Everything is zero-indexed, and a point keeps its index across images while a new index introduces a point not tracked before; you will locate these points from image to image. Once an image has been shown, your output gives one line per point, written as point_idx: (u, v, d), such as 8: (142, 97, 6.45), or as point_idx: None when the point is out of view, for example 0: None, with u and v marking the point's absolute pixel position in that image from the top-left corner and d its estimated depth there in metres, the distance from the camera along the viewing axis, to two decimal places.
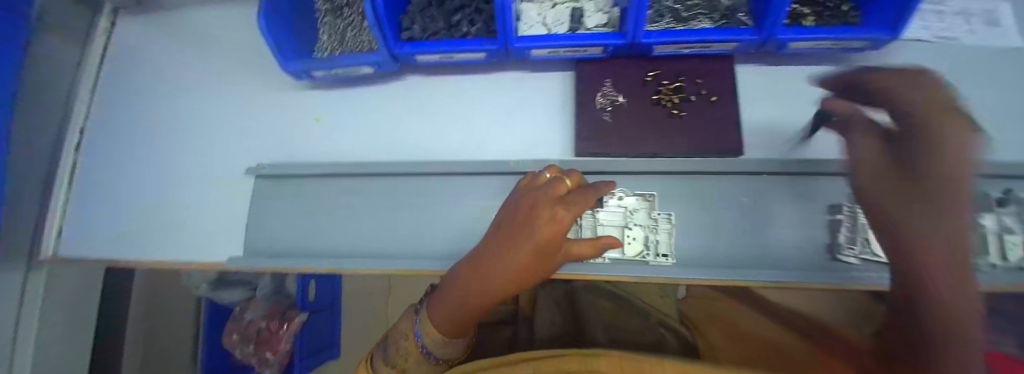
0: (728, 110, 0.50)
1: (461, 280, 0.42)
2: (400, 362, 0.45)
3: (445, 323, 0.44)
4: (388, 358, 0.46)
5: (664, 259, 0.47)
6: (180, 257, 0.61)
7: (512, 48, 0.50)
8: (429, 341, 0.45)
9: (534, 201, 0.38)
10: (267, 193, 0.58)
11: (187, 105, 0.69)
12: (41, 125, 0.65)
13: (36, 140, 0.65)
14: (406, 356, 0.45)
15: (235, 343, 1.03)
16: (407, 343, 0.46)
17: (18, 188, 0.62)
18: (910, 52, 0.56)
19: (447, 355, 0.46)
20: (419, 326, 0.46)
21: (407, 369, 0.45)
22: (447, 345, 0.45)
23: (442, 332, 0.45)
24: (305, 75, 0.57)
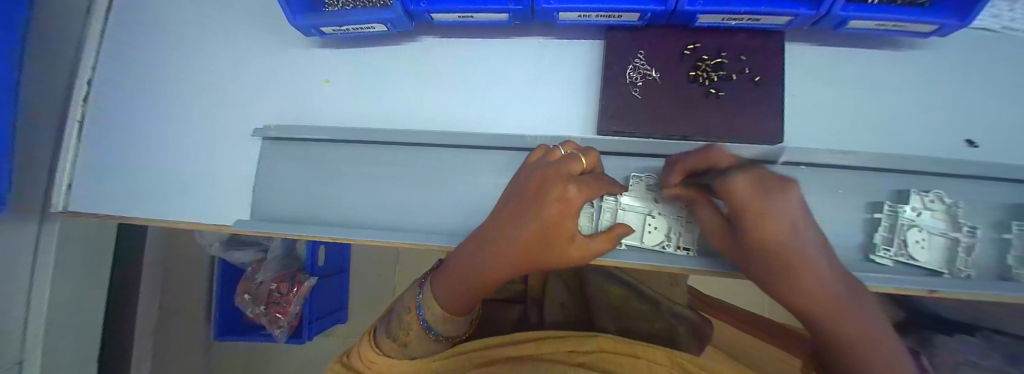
0: (771, 93, 0.46)
1: (464, 257, 0.41)
2: (401, 335, 0.46)
3: (447, 301, 0.43)
4: (391, 331, 0.47)
5: (685, 252, 0.43)
6: (186, 217, 0.61)
7: (539, 9, 0.46)
8: (433, 316, 0.45)
9: (545, 176, 0.35)
10: (275, 156, 0.56)
11: (193, 57, 0.66)
12: (52, 72, 0.63)
13: (47, 90, 0.62)
14: (407, 330, 0.46)
15: (246, 303, 1.05)
16: (410, 318, 0.46)
17: (30, 141, 0.61)
18: (977, 40, 0.50)
19: (450, 330, 0.47)
20: (422, 307, 0.45)
21: (408, 341, 0.46)
22: (450, 322, 0.45)
23: (443, 307, 0.44)
24: (313, 32, 0.53)
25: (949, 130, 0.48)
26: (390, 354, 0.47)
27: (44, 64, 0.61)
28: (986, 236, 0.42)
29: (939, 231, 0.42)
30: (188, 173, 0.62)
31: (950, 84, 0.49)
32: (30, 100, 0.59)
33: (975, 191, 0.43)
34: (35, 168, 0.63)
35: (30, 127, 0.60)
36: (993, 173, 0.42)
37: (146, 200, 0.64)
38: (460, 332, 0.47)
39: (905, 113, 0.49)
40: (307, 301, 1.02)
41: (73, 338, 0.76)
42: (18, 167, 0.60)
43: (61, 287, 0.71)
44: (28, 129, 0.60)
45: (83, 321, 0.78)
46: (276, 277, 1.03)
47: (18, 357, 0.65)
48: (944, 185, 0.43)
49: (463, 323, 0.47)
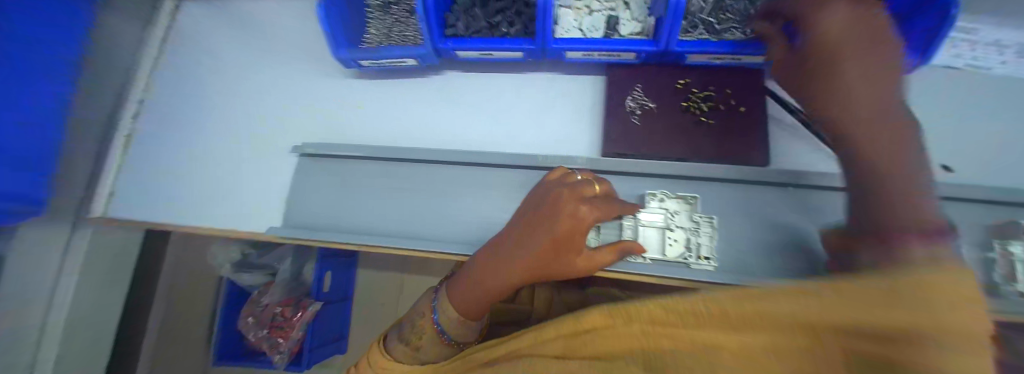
0: (756, 122, 0.51)
1: (479, 265, 0.44)
2: (414, 340, 0.48)
3: (463, 305, 0.46)
4: (404, 336, 0.49)
5: (707, 261, 0.46)
6: (216, 224, 0.66)
7: (548, 48, 0.54)
8: (449, 319, 0.47)
9: (558, 196, 0.40)
10: (308, 169, 0.62)
11: (238, 83, 0.75)
12: (98, 89, 0.71)
13: (93, 104, 0.70)
14: (419, 334, 0.48)
15: (250, 327, 1.07)
16: (423, 323, 0.48)
17: (70, 150, 0.67)
18: (936, 77, 0.57)
19: (463, 333, 0.47)
20: (438, 311, 0.48)
21: (420, 346, 0.47)
22: (462, 325, 0.47)
23: (458, 313, 0.47)
24: (353, 64, 0.61)
25: None
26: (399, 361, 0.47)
27: (91, 83, 0.68)
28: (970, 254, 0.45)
29: None
30: (222, 182, 0.68)
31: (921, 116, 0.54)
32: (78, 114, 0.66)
33: (952, 212, 0.46)
34: (75, 173, 0.69)
35: (74, 135, 0.67)
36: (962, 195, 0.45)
37: (179, 204, 0.70)
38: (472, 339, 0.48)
39: None
40: (310, 328, 1.02)
41: (86, 342, 0.79)
42: (62, 173, 0.66)
43: (82, 288, 0.75)
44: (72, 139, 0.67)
45: (97, 326, 0.81)
46: (282, 301, 1.05)
47: (31, 361, 0.69)
48: None
49: (474, 330, 0.49)
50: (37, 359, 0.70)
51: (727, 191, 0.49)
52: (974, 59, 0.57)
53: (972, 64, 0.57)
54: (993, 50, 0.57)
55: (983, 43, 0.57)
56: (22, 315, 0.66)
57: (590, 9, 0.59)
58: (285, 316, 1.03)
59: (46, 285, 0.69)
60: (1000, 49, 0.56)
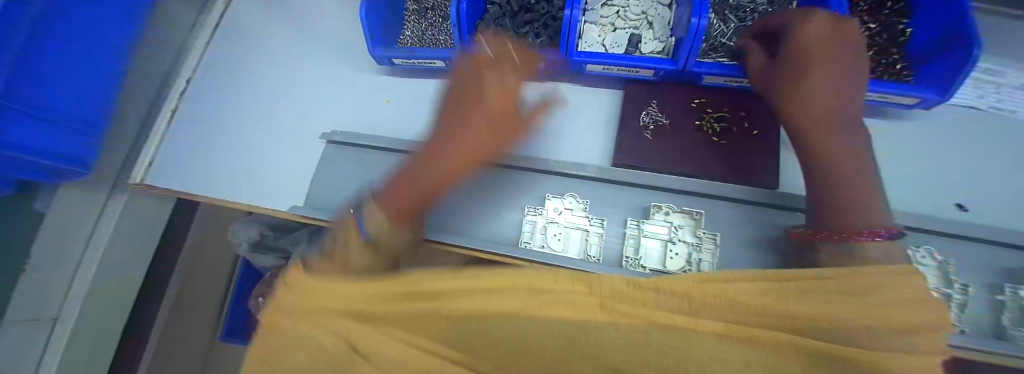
0: (768, 145, 0.53)
1: (415, 167, 0.49)
2: (335, 251, 0.41)
3: (388, 202, 0.46)
4: (327, 252, 0.42)
5: None
6: (241, 199, 0.70)
7: (571, 60, 0.57)
8: (377, 223, 0.44)
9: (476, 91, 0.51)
10: (333, 155, 0.66)
11: (277, 71, 0.80)
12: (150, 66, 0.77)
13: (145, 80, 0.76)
14: (340, 244, 0.42)
15: (259, 307, 1.10)
16: (349, 229, 0.44)
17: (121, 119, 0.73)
18: (958, 116, 0.57)
19: (391, 240, 0.45)
20: (362, 221, 0.44)
21: (341, 254, 0.41)
22: (389, 231, 0.45)
23: (387, 213, 0.46)
24: (386, 61, 0.65)
25: (940, 194, 0.51)
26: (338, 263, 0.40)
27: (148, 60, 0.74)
28: (982, 296, 0.44)
29: (934, 286, 0.44)
30: (256, 163, 0.72)
31: (940, 154, 0.54)
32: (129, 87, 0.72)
33: (966, 252, 0.46)
34: (117, 140, 0.74)
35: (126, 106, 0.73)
36: (977, 235, 0.45)
37: (214, 180, 0.74)
38: (400, 252, 0.46)
39: (902, 175, 0.53)
40: None
41: (107, 300, 0.83)
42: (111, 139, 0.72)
43: (112, 248, 0.80)
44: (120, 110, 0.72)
45: (118, 287, 0.86)
46: None
47: (55, 311, 0.73)
48: (934, 243, 0.46)
49: (405, 241, 0.47)
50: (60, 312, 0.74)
51: (734, 212, 0.50)
52: (1000, 102, 0.57)
53: (996, 107, 0.57)
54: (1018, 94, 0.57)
55: (1009, 87, 0.57)
56: (56, 267, 0.72)
57: (614, 26, 0.62)
58: None
59: (81, 242, 0.74)
60: None
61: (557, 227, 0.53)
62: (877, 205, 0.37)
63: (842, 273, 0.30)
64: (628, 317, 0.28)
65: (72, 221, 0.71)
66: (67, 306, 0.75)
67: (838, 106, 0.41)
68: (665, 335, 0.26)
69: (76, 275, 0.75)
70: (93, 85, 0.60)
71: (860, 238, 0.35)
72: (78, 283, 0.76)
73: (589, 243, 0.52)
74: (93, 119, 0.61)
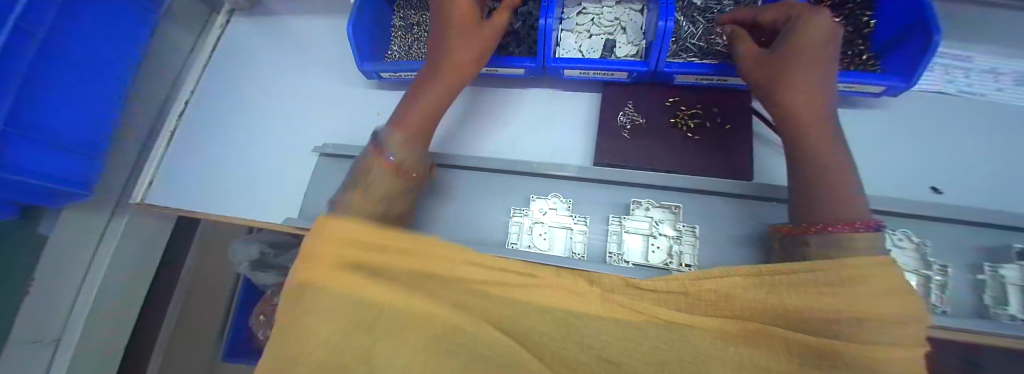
0: (741, 139, 0.54)
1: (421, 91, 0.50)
2: (362, 179, 0.42)
3: (413, 125, 0.48)
4: (350, 182, 0.42)
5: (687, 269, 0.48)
6: (236, 214, 0.72)
7: (548, 67, 0.59)
8: (397, 148, 0.45)
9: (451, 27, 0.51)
10: (325, 168, 0.68)
11: (272, 90, 0.83)
12: (148, 90, 0.79)
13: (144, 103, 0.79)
14: (366, 173, 0.42)
15: (259, 325, 1.10)
16: (370, 158, 0.44)
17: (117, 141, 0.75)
18: (929, 102, 0.59)
19: (413, 162, 0.46)
20: (384, 141, 0.45)
21: (370, 184, 0.41)
22: (411, 151, 0.47)
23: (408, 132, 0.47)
24: (374, 76, 0.68)
25: (918, 178, 0.52)
26: (353, 209, 0.39)
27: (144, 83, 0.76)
28: (963, 276, 0.45)
29: (911, 269, 0.44)
30: (250, 177, 0.74)
31: (915, 139, 0.55)
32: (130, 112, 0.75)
33: (946, 234, 0.46)
34: (119, 163, 0.77)
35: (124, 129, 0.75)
36: (957, 216, 0.45)
37: (210, 193, 0.76)
38: (421, 173, 0.47)
39: (878, 162, 0.54)
40: None
41: (107, 321, 0.84)
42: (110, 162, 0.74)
43: (113, 269, 0.81)
44: (121, 134, 0.75)
45: (119, 307, 0.87)
46: None
47: (56, 333, 0.75)
48: (913, 226, 0.47)
49: (421, 161, 0.48)
50: (62, 334, 0.76)
51: (711, 203, 0.51)
52: (969, 86, 0.59)
53: (968, 91, 0.59)
54: (986, 78, 0.59)
55: (977, 71, 0.59)
56: (59, 290, 0.73)
57: (589, 33, 0.65)
58: None
59: (83, 264, 0.76)
60: (996, 76, 0.59)
61: (541, 227, 0.54)
62: (852, 200, 0.35)
63: (833, 263, 0.30)
64: (630, 310, 0.35)
65: (74, 243, 0.73)
66: (69, 328, 0.76)
67: (822, 106, 0.39)
68: (663, 331, 0.32)
69: (78, 296, 0.77)
70: (93, 108, 0.63)
71: (839, 229, 0.33)
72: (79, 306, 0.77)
73: (573, 241, 0.53)
74: (95, 141, 0.64)
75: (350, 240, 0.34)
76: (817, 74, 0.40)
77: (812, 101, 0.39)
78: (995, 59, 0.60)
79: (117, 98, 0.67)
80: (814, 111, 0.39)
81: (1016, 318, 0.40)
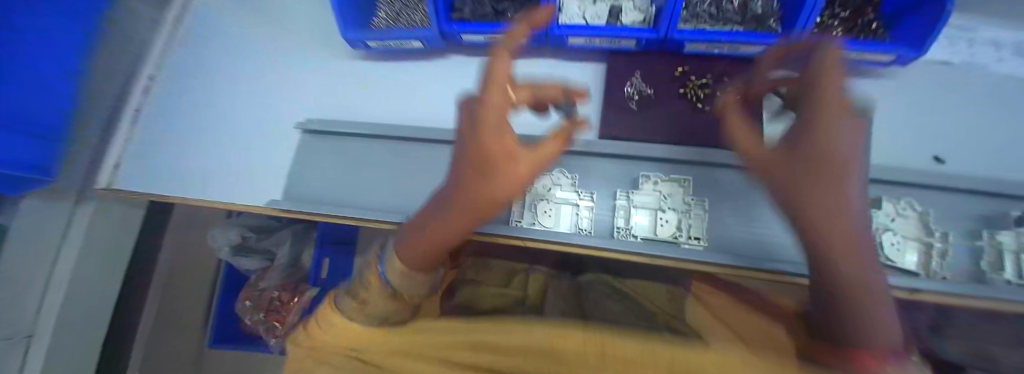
0: (752, 110, 0.53)
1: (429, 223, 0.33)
2: (361, 292, 0.32)
3: (415, 252, 0.33)
4: (349, 290, 0.33)
5: (697, 242, 0.48)
6: (216, 198, 0.67)
7: (551, 35, 0.55)
8: (397, 271, 0.33)
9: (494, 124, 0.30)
10: (311, 146, 0.63)
11: (246, 62, 0.76)
12: (113, 64, 0.70)
13: (108, 78, 0.70)
14: (367, 285, 0.32)
15: (246, 311, 1.06)
16: (368, 271, 0.34)
17: (78, 119, 0.65)
18: (935, 73, 0.57)
19: (416, 289, 0.34)
20: (384, 257, 0.34)
21: (367, 307, 0.31)
22: (409, 278, 0.33)
23: (408, 265, 0.33)
24: (360, 44, 0.63)
25: (921, 149, 0.52)
26: (354, 321, 0.31)
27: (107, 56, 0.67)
28: (963, 244, 0.45)
29: (913, 236, 0.45)
30: (228, 160, 0.68)
31: (920, 111, 0.55)
32: (92, 89, 0.67)
33: (950, 202, 0.47)
34: (83, 145, 0.69)
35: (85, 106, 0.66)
36: (960, 184, 0.46)
37: (185, 177, 0.70)
38: (421, 298, 0.34)
39: (884, 133, 0.54)
40: (306, 312, 1.01)
41: (81, 320, 0.78)
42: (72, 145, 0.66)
43: (82, 263, 0.74)
44: (83, 111, 0.66)
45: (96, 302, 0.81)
46: (279, 285, 1.04)
47: (29, 329, 0.69)
48: (917, 194, 0.47)
49: (428, 286, 0.35)
50: (36, 329, 0.70)
51: (721, 175, 0.50)
52: (971, 56, 0.59)
53: (971, 60, 0.58)
54: (988, 48, 0.59)
55: (980, 42, 0.59)
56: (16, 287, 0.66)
57: None
58: (282, 300, 1.03)
59: (47, 253, 0.70)
60: (998, 47, 0.59)
61: (546, 204, 0.52)
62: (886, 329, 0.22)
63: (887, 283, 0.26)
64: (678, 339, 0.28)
65: (35, 233, 0.66)
66: (41, 320, 0.70)
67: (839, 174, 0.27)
68: None
69: (47, 288, 0.71)
70: (29, 81, 0.55)
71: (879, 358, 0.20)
72: (48, 298, 0.71)
73: (580, 218, 0.51)
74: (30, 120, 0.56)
75: (338, 346, 0.29)
76: (824, 115, 0.28)
77: (809, 159, 0.28)
78: (1001, 27, 0.59)
79: (61, 71, 0.59)
80: (812, 172, 0.28)
81: (1011, 281, 0.42)
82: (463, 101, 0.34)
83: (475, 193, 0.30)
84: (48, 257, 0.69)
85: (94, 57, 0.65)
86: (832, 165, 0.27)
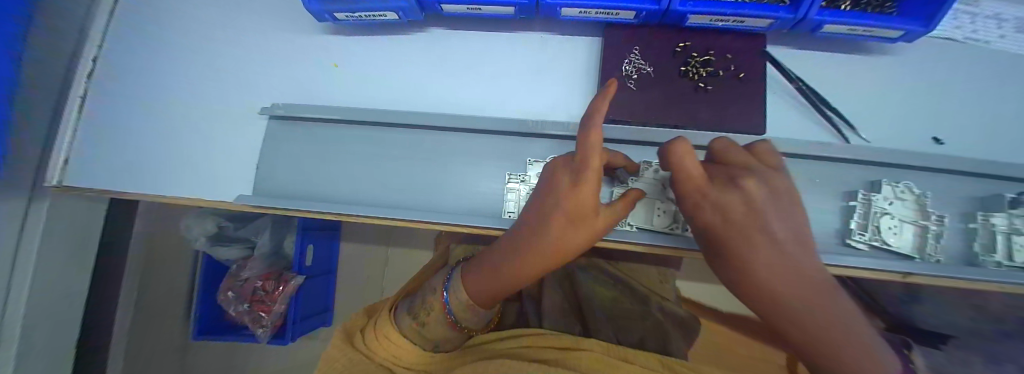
0: (755, 88, 0.50)
1: (494, 265, 0.42)
2: (422, 315, 0.46)
3: (477, 290, 0.44)
4: (413, 309, 0.47)
5: (693, 234, 0.46)
6: (183, 193, 0.61)
7: (543, 4, 0.49)
8: (458, 306, 0.45)
9: (562, 200, 0.36)
10: (282, 134, 0.57)
11: (201, 37, 0.67)
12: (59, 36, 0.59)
13: (55, 56, 0.59)
14: (428, 310, 0.46)
15: (229, 301, 1.02)
16: (434, 298, 0.46)
17: (27, 109, 0.56)
18: (941, 48, 0.54)
19: (472, 320, 0.47)
20: (449, 290, 0.46)
21: (426, 323, 0.46)
22: (467, 311, 0.45)
23: (472, 298, 0.45)
24: (327, 17, 0.55)
25: (922, 129, 0.51)
26: (412, 337, 0.47)
27: (50, 30, 0.57)
28: (957, 226, 0.45)
29: (909, 219, 0.44)
30: (192, 150, 0.61)
31: (922, 89, 0.52)
32: (36, 71, 0.56)
33: (948, 186, 0.46)
34: (32, 135, 0.58)
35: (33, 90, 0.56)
36: (970, 169, 0.44)
37: (153, 172, 0.63)
38: (472, 325, 0.47)
39: (884, 113, 0.52)
40: (293, 301, 0.98)
41: (47, 327, 0.71)
42: (18, 138, 0.56)
43: (43, 267, 0.67)
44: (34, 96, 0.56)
45: (62, 310, 0.74)
46: (261, 275, 1.01)
47: None
48: (919, 178, 0.46)
49: (480, 318, 0.47)
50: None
51: None
52: (973, 32, 0.55)
53: (974, 38, 0.54)
54: (990, 24, 0.55)
55: (982, 17, 0.55)
56: None
57: None
58: (265, 289, 1.00)
59: (9, 254, 0.60)
60: (999, 22, 0.55)
61: None
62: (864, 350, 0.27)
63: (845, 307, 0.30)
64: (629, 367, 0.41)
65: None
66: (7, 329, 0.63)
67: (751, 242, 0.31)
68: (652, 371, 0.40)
69: (11, 294, 0.62)
70: None
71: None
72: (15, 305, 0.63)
73: None
74: None
75: (392, 354, 0.46)
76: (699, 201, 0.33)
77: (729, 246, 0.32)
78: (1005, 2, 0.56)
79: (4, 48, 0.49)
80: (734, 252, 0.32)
81: (1002, 265, 0.42)
82: (556, 158, 0.39)
83: (544, 248, 0.38)
84: (9, 263, 0.61)
85: (35, 29, 0.54)
86: (744, 240, 0.31)
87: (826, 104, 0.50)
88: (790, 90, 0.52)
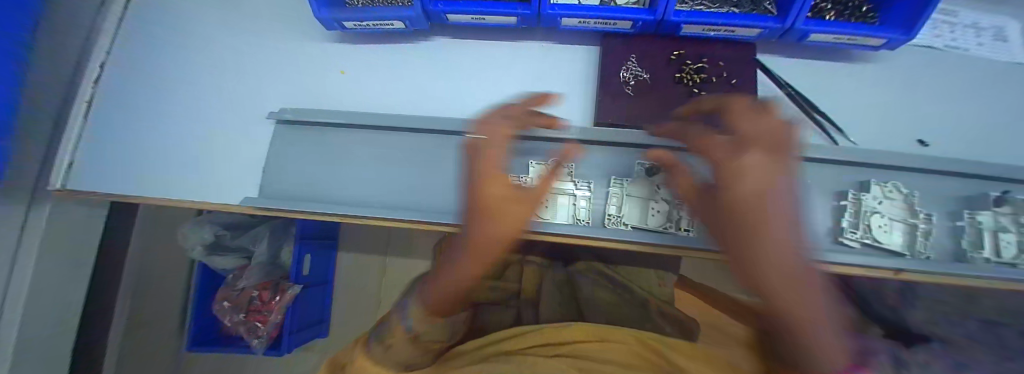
0: (746, 94, 0.52)
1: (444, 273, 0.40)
2: (387, 338, 0.46)
3: (431, 305, 0.43)
4: (381, 334, 0.48)
5: (685, 232, 0.48)
6: (185, 195, 0.61)
7: (544, 15, 0.51)
8: (415, 322, 0.44)
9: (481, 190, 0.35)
10: (288, 138, 0.58)
11: (209, 44, 0.68)
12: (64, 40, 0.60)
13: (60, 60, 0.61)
14: (391, 333, 0.46)
15: (225, 311, 1.00)
16: (393, 324, 0.47)
17: (31, 109, 0.56)
18: (924, 56, 0.57)
19: (434, 333, 0.46)
20: (405, 311, 0.46)
21: (393, 345, 0.46)
22: (425, 324, 0.44)
23: (425, 312, 0.44)
24: (335, 25, 0.58)
25: (906, 133, 0.53)
26: (386, 359, 0.46)
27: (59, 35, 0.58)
28: (943, 225, 0.47)
29: (899, 218, 0.46)
30: (196, 153, 0.62)
31: (907, 95, 0.55)
32: (38, 78, 0.57)
33: (934, 187, 0.48)
34: (35, 136, 0.59)
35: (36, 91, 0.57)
36: (954, 169, 0.46)
37: (156, 175, 0.63)
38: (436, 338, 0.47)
39: (871, 117, 0.54)
40: (290, 310, 0.97)
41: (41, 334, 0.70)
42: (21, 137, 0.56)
43: (39, 270, 0.66)
44: (35, 95, 0.57)
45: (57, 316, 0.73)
46: (258, 284, 0.99)
47: None
48: (906, 178, 0.48)
49: (446, 327, 0.47)
50: None
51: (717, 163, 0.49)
52: (954, 41, 0.58)
53: (953, 46, 0.57)
54: (969, 33, 0.58)
55: (961, 26, 0.59)
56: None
57: None
58: (262, 300, 0.98)
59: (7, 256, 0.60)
60: (977, 31, 0.59)
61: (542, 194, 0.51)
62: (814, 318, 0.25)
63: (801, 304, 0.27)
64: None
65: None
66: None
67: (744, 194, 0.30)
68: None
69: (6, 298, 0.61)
70: None
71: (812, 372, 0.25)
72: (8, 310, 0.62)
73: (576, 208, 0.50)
74: None
75: None
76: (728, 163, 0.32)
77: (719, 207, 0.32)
78: (979, 14, 0.60)
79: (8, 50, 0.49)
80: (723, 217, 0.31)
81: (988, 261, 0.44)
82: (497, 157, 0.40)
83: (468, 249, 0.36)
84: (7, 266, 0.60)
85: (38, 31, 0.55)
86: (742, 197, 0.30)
87: (816, 109, 0.52)
88: (779, 96, 0.55)
